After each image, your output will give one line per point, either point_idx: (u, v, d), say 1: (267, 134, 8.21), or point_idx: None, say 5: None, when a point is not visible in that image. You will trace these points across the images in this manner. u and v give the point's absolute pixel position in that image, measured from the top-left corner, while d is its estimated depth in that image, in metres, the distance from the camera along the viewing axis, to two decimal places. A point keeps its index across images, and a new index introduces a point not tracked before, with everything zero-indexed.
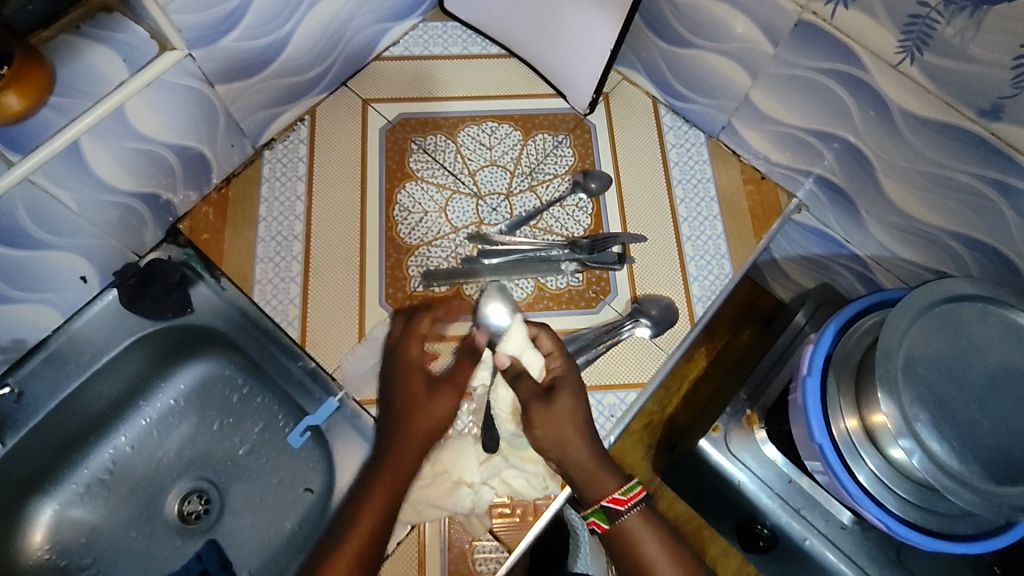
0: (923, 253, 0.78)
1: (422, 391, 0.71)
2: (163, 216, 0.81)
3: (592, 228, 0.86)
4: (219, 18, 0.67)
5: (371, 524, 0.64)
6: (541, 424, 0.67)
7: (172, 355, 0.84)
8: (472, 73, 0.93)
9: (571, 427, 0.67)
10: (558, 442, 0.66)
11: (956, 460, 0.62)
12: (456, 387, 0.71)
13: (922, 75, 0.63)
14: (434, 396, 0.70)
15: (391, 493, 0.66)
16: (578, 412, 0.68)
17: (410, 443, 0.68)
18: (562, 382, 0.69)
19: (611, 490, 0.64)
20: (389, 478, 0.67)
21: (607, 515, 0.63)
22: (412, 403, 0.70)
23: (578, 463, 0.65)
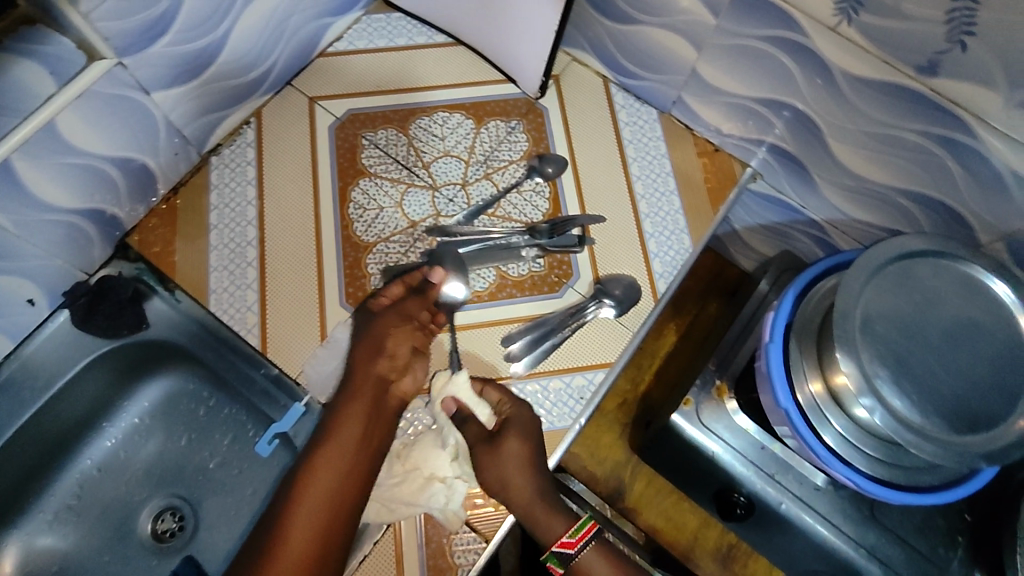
0: (875, 212, 0.79)
1: (380, 334, 0.69)
2: (110, 231, 0.78)
3: (550, 212, 0.85)
4: (149, 22, 0.65)
5: (331, 483, 0.56)
6: (489, 466, 0.67)
7: (132, 373, 0.83)
8: (419, 64, 0.92)
9: (518, 468, 0.66)
10: (505, 484, 0.66)
11: (918, 414, 0.63)
12: (404, 317, 0.71)
13: (859, 35, 0.64)
14: (386, 337, 0.69)
15: (347, 448, 0.59)
16: (525, 451, 0.67)
17: (367, 393, 0.64)
18: (511, 428, 0.68)
19: (559, 533, 0.64)
20: (349, 427, 0.60)
21: (560, 559, 0.63)
22: (371, 347, 0.68)
23: (524, 505, 0.65)
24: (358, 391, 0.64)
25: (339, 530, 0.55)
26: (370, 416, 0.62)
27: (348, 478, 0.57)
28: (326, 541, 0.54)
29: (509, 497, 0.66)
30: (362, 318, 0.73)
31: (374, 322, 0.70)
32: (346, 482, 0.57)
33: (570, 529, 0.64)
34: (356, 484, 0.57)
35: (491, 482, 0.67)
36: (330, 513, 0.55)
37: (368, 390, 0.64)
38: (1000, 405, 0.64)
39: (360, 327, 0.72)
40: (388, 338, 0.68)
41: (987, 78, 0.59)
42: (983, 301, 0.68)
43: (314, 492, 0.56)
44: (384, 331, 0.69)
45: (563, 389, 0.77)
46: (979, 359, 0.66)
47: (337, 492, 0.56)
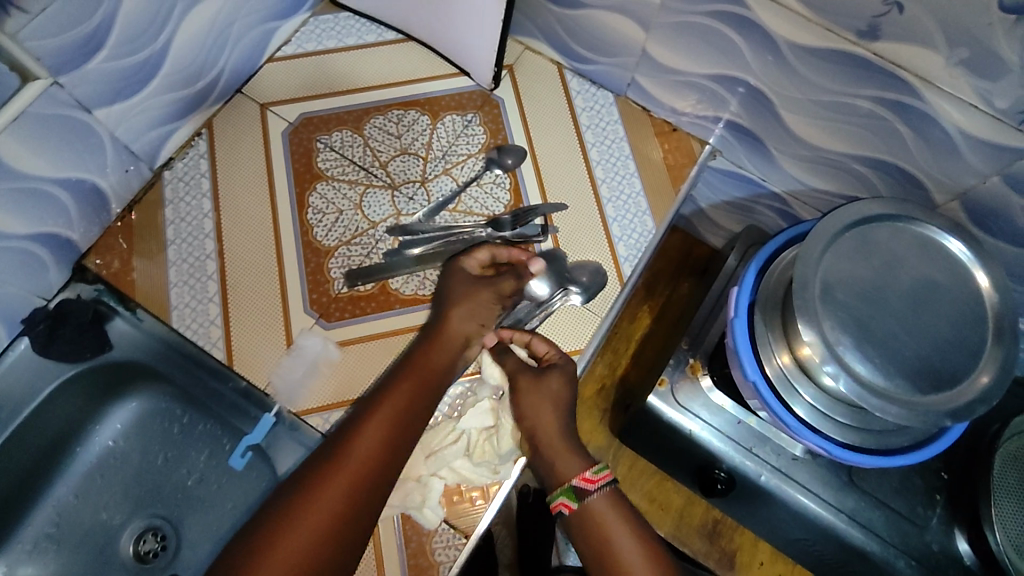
0: (833, 179, 0.80)
1: (472, 296, 0.72)
2: (66, 255, 0.76)
3: (512, 204, 0.85)
4: (82, 39, 0.63)
5: (400, 404, 0.64)
6: (526, 395, 0.71)
7: (101, 397, 0.82)
8: (370, 63, 0.90)
9: (550, 407, 0.70)
10: (534, 413, 0.70)
11: (881, 377, 0.64)
12: (496, 294, 0.74)
13: (799, 5, 0.63)
14: (479, 302, 0.72)
15: (403, 407, 0.64)
16: (562, 394, 0.71)
17: (439, 357, 0.69)
18: (556, 373, 0.72)
19: (577, 471, 0.66)
20: (419, 373, 0.67)
21: (575, 494, 0.65)
22: (461, 302, 0.72)
23: (549, 439, 0.69)
24: (427, 355, 0.69)
25: (383, 479, 0.60)
26: (430, 381, 0.67)
27: (396, 431, 0.62)
28: (367, 484, 0.59)
29: (536, 425, 0.69)
30: (441, 278, 0.76)
31: (471, 284, 0.74)
32: (396, 435, 0.62)
33: (589, 469, 0.67)
34: (401, 441, 0.62)
35: (524, 407, 0.70)
36: (374, 463, 0.59)
37: (431, 359, 0.69)
38: (963, 362, 0.65)
39: (451, 281, 0.74)
40: (478, 300, 0.72)
41: (927, 40, 0.59)
42: (942, 260, 0.68)
43: (369, 438, 0.61)
44: (469, 288, 0.73)
45: None
46: (941, 319, 0.66)
47: (385, 444, 0.61)
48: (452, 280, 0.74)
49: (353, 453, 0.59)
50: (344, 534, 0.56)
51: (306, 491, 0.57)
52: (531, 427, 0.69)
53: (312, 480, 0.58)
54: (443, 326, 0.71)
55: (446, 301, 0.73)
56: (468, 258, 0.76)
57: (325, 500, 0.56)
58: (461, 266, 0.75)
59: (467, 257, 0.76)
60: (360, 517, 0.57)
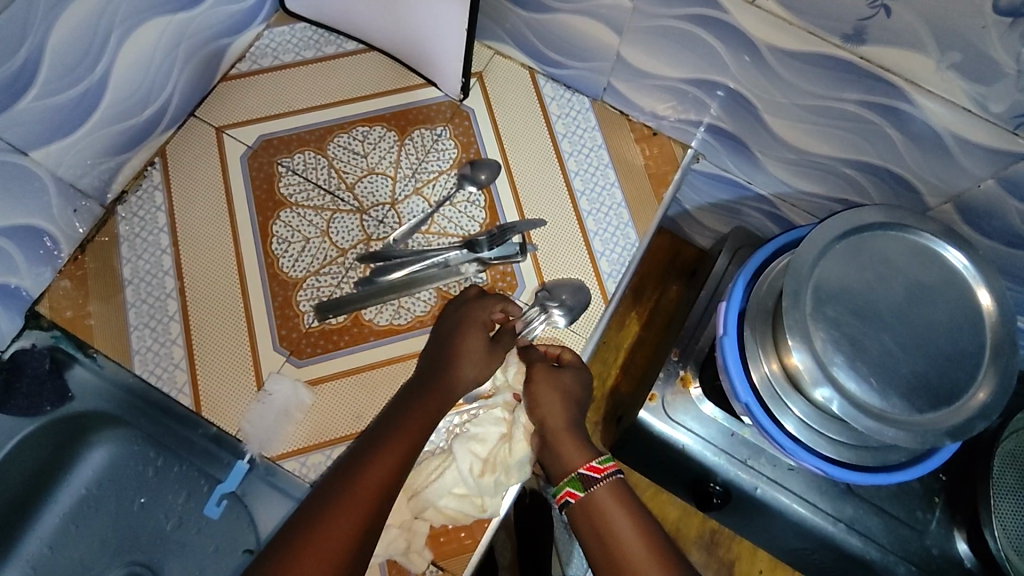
0: (821, 182, 0.77)
1: (482, 364, 0.68)
2: (15, 302, 0.72)
3: (488, 222, 0.81)
4: (8, 79, 0.59)
5: (394, 460, 0.60)
6: (539, 381, 0.67)
7: (67, 445, 0.77)
8: (330, 77, 0.85)
9: (561, 399, 0.67)
10: (540, 402, 0.67)
11: (878, 397, 0.61)
12: (489, 352, 0.68)
13: (778, 7, 0.59)
14: (489, 366, 0.68)
15: (394, 470, 0.59)
16: (574, 390, 0.68)
17: (437, 406, 0.65)
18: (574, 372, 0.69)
19: (583, 460, 0.63)
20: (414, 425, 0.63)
21: (582, 483, 0.62)
22: (464, 359, 0.67)
23: (557, 429, 0.65)
24: (422, 406, 0.65)
25: (369, 540, 0.56)
26: (420, 436, 0.63)
27: (384, 498, 0.58)
28: (351, 556, 0.54)
29: (545, 415, 0.66)
30: (445, 328, 0.69)
31: (485, 349, 0.68)
32: (383, 501, 0.58)
33: (595, 459, 0.64)
34: (386, 507, 0.58)
35: (534, 391, 0.67)
36: (358, 537, 0.55)
37: (427, 412, 0.64)
38: (959, 376, 0.62)
39: (458, 337, 0.68)
40: (486, 366, 0.68)
41: (915, 43, 0.55)
42: (936, 269, 0.65)
43: (354, 509, 0.56)
44: (480, 350, 0.68)
45: None
46: (936, 332, 0.63)
47: (371, 516, 0.56)
48: (464, 338, 0.68)
49: (336, 524, 0.55)
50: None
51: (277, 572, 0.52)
52: (541, 414, 0.66)
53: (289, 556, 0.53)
54: (452, 385, 0.66)
55: (454, 359, 0.67)
56: (485, 314, 0.69)
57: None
58: (474, 319, 0.69)
59: (482, 310, 0.69)
60: None
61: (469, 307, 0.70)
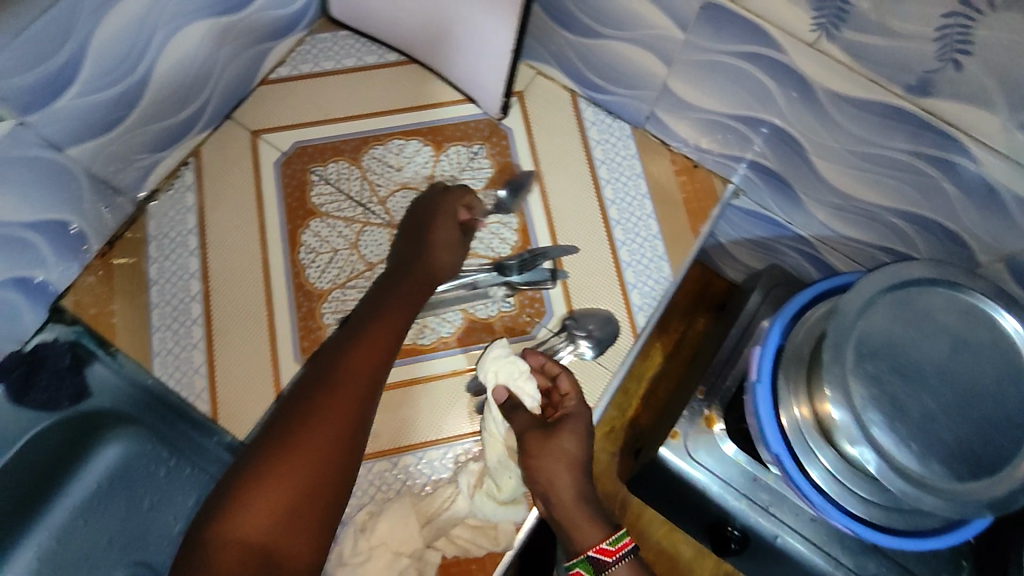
0: (867, 230, 0.74)
1: (452, 252, 0.73)
2: (41, 296, 0.71)
3: (519, 245, 0.79)
4: (51, 75, 0.58)
5: (369, 364, 0.64)
6: (534, 456, 0.65)
7: (81, 441, 0.77)
8: (370, 88, 0.84)
9: (564, 466, 0.65)
10: (545, 474, 0.65)
11: (918, 462, 0.59)
12: (455, 242, 0.74)
13: (840, 51, 0.57)
14: (462, 250, 0.74)
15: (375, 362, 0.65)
16: (575, 451, 0.66)
17: (417, 296, 0.70)
18: (574, 422, 0.67)
19: (597, 540, 0.62)
20: (385, 331, 0.67)
21: (592, 565, 0.61)
22: (433, 253, 0.72)
23: (565, 505, 0.64)
24: (398, 303, 0.69)
25: (355, 438, 0.61)
26: (394, 339, 0.67)
27: (362, 402, 0.62)
28: (340, 453, 0.59)
29: (548, 488, 0.65)
30: (419, 218, 0.75)
31: (457, 231, 0.74)
32: (362, 404, 0.62)
33: (607, 538, 0.63)
34: (366, 414, 0.62)
35: (532, 468, 0.65)
36: (344, 436, 0.60)
37: (402, 314, 0.69)
38: (1006, 445, 0.59)
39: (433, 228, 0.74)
40: (460, 250, 0.74)
41: (985, 100, 0.53)
42: (987, 332, 0.62)
43: (338, 414, 0.60)
44: (451, 239, 0.73)
45: None
46: (984, 397, 0.61)
47: (355, 417, 0.61)
48: (435, 229, 0.73)
49: (320, 431, 0.59)
50: (314, 514, 0.57)
51: (259, 485, 0.56)
52: (545, 488, 0.65)
53: (269, 464, 0.57)
54: (431, 269, 0.72)
55: (428, 247, 0.73)
56: (453, 205, 0.75)
57: (297, 470, 0.57)
58: (444, 207, 0.75)
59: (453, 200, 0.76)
60: (333, 479, 0.58)
61: (437, 203, 0.76)
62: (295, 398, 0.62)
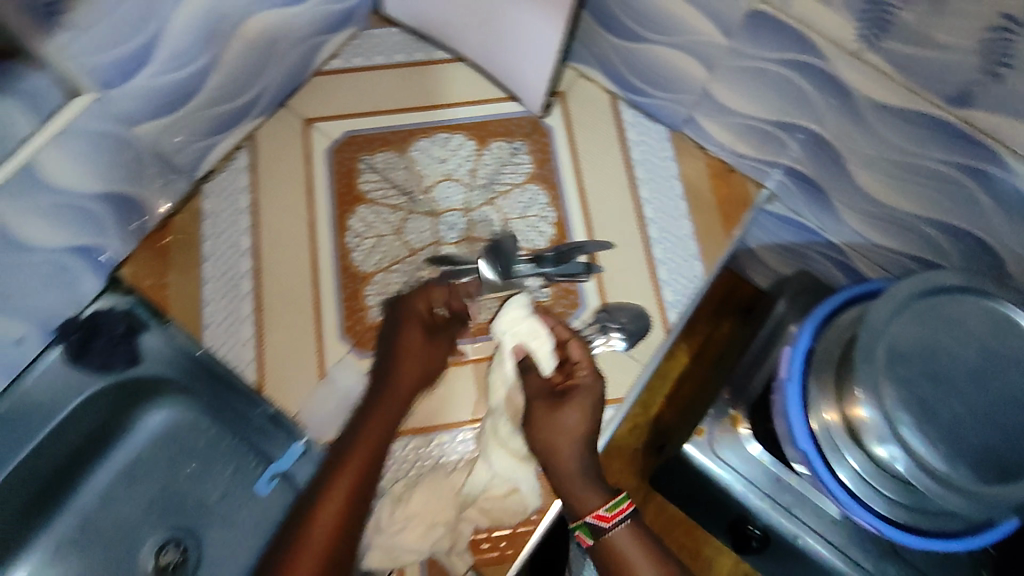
0: (898, 238, 0.76)
1: (425, 354, 0.72)
2: (102, 265, 0.75)
3: (556, 238, 0.82)
4: (131, 54, 0.61)
5: (351, 475, 0.63)
6: (537, 428, 0.68)
7: (130, 406, 0.80)
8: (418, 83, 0.88)
9: (566, 438, 0.67)
10: (551, 445, 0.67)
11: (946, 462, 0.60)
12: (429, 339, 0.73)
13: (882, 62, 0.60)
14: (439, 347, 0.73)
15: (352, 488, 0.63)
16: (578, 427, 0.67)
17: (394, 403, 0.70)
18: (583, 396, 0.68)
19: (594, 505, 0.63)
20: (369, 436, 0.67)
21: (591, 530, 0.63)
22: (409, 352, 0.72)
23: (565, 473, 0.66)
24: (370, 425, 0.67)
25: (344, 547, 0.60)
26: (377, 446, 0.66)
27: (345, 511, 0.61)
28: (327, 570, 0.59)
29: (550, 456, 0.67)
30: (392, 316, 0.74)
31: (434, 329, 0.73)
32: (348, 516, 0.61)
33: (606, 504, 0.63)
34: (355, 525, 0.61)
35: (536, 434, 0.68)
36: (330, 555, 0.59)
37: (381, 420, 0.68)
38: None
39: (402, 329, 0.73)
40: (432, 354, 0.73)
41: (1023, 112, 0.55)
42: (1017, 340, 0.64)
43: (323, 528, 0.60)
44: (422, 340, 0.72)
45: None
46: (1013, 403, 0.62)
47: (339, 528, 0.60)
48: (406, 330, 0.73)
49: (310, 557, 0.59)
50: None
51: None
52: (547, 454, 0.67)
53: None
54: (401, 381, 0.71)
55: (400, 351, 0.72)
56: (420, 302, 0.73)
57: None
58: (411, 312, 0.73)
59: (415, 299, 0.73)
60: None
61: (409, 298, 0.74)
62: (287, 524, 0.62)
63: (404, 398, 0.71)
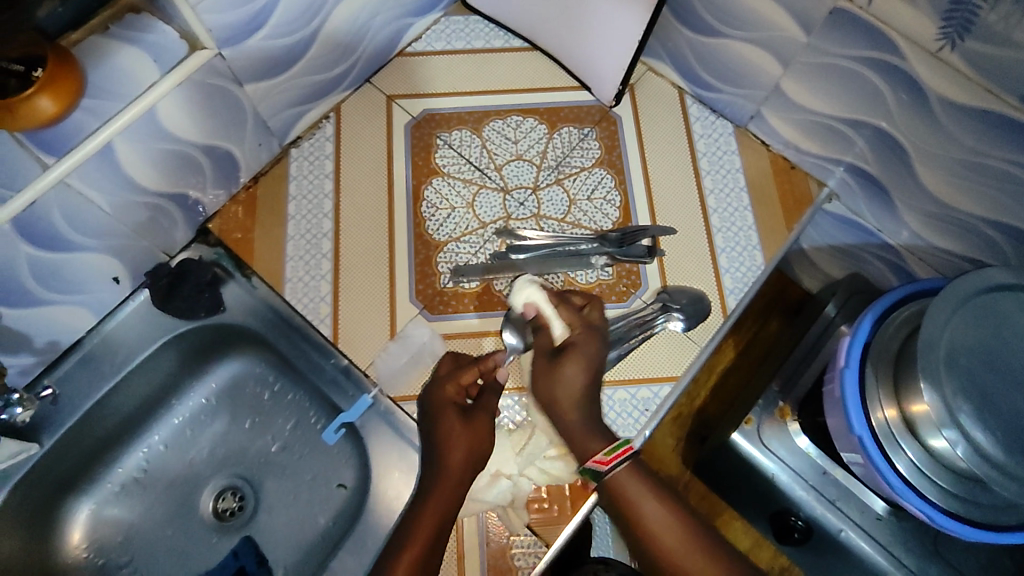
0: (956, 240, 0.76)
1: (470, 436, 0.64)
2: (194, 216, 0.81)
3: (620, 221, 0.85)
4: (250, 17, 0.66)
5: (419, 548, 0.57)
6: (540, 384, 0.62)
7: (204, 354, 0.83)
8: (495, 68, 0.92)
9: (569, 398, 0.61)
10: (552, 401, 0.61)
11: (1002, 451, 0.59)
12: (467, 417, 0.66)
13: (961, 61, 0.61)
14: (487, 427, 0.65)
15: (416, 565, 0.56)
16: (581, 383, 0.61)
17: (447, 492, 0.61)
18: (583, 348, 0.63)
19: (597, 450, 0.58)
20: (431, 513, 0.59)
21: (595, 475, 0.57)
22: (449, 431, 0.64)
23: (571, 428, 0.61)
24: (427, 511, 0.59)
25: None
26: (440, 526, 0.59)
27: None
28: None
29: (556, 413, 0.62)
30: (425, 408, 0.68)
31: (472, 412, 0.66)
32: None
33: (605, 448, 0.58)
34: None
35: (536, 390, 0.63)
36: None
37: (440, 499, 0.60)
38: None
39: (435, 412, 0.66)
40: (479, 439, 0.64)
41: None
42: None
43: None
44: (461, 422, 0.65)
45: (628, 400, 0.77)
46: None
47: None
48: (441, 414, 0.66)
49: None
50: None
51: None
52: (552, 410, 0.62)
53: None
54: (447, 468, 0.62)
55: (437, 439, 0.64)
56: (449, 387, 0.69)
57: None
58: (442, 397, 0.68)
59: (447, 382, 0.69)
60: None
61: (434, 386, 0.69)
62: None
63: (459, 480, 0.62)
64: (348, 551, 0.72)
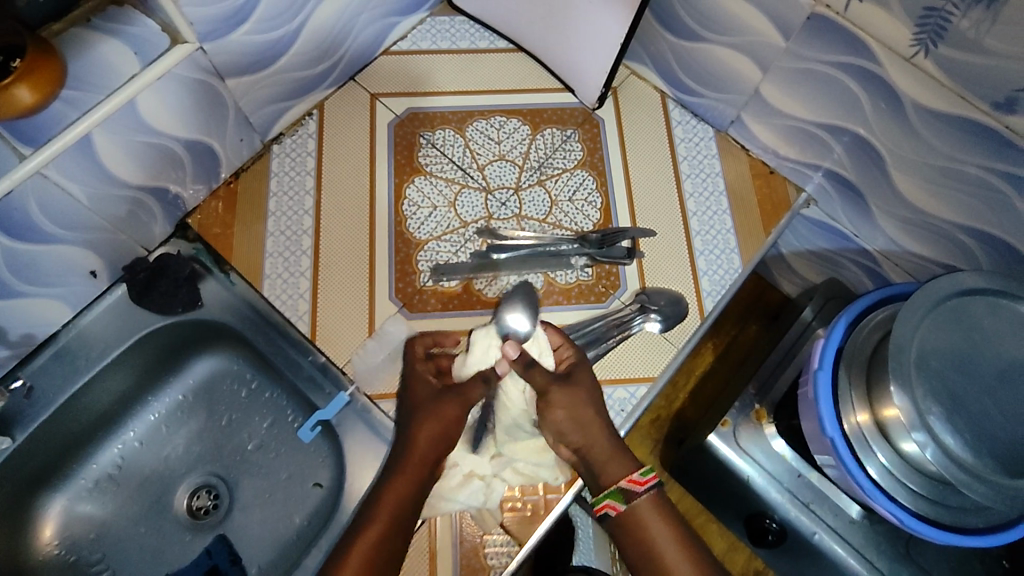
0: (931, 247, 0.77)
1: (437, 411, 0.65)
2: (173, 211, 0.80)
3: (601, 223, 0.86)
4: (231, 10, 0.65)
5: (381, 524, 0.58)
6: (557, 408, 0.65)
7: (181, 350, 0.83)
8: (479, 69, 0.93)
9: (591, 416, 0.64)
10: (581, 430, 0.64)
11: (969, 452, 0.60)
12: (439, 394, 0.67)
13: (934, 67, 0.62)
14: (463, 403, 0.66)
15: (377, 542, 0.57)
16: (592, 404, 0.65)
17: (414, 468, 0.62)
18: (569, 395, 0.65)
19: (626, 472, 0.61)
20: (396, 491, 0.61)
21: (624, 496, 0.59)
22: (417, 407, 0.66)
23: (595, 448, 0.63)
24: (391, 491, 0.60)
25: None
26: (404, 502, 0.60)
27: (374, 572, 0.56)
28: None
29: (581, 437, 0.64)
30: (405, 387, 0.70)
31: (445, 390, 0.67)
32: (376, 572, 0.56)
33: (638, 471, 0.61)
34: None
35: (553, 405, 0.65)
36: None
37: (406, 477, 0.61)
38: None
39: (411, 389, 0.69)
40: (445, 411, 0.65)
41: None
42: None
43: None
44: (429, 396, 0.67)
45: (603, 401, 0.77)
46: None
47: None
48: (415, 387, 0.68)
49: None
50: None
51: None
52: (577, 439, 0.64)
53: None
54: (410, 446, 0.63)
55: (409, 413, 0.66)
56: (423, 365, 0.70)
57: None
58: (417, 376, 0.69)
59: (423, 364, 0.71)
60: None
61: (413, 368, 0.70)
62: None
63: (425, 455, 0.63)
64: (321, 548, 0.72)
